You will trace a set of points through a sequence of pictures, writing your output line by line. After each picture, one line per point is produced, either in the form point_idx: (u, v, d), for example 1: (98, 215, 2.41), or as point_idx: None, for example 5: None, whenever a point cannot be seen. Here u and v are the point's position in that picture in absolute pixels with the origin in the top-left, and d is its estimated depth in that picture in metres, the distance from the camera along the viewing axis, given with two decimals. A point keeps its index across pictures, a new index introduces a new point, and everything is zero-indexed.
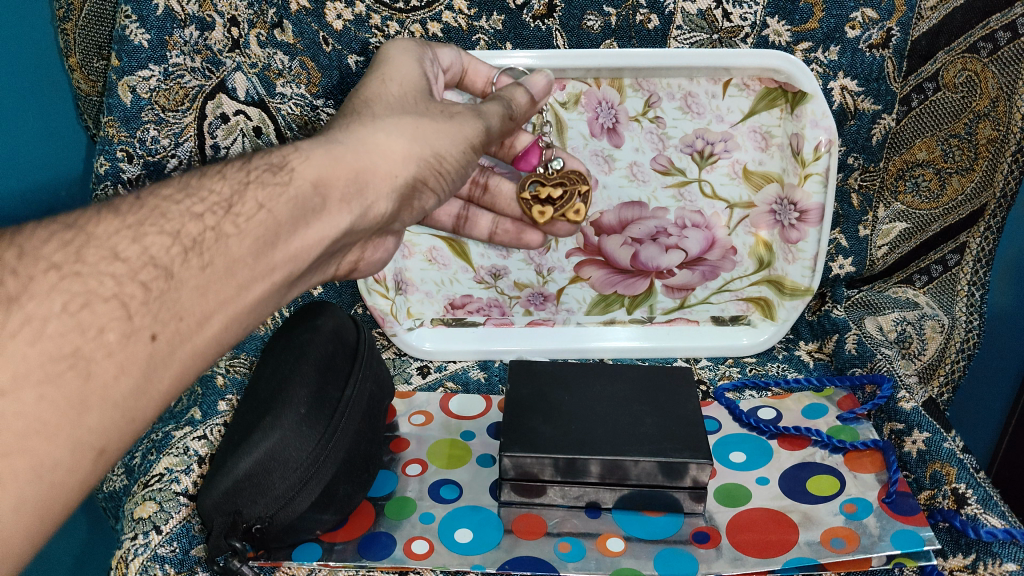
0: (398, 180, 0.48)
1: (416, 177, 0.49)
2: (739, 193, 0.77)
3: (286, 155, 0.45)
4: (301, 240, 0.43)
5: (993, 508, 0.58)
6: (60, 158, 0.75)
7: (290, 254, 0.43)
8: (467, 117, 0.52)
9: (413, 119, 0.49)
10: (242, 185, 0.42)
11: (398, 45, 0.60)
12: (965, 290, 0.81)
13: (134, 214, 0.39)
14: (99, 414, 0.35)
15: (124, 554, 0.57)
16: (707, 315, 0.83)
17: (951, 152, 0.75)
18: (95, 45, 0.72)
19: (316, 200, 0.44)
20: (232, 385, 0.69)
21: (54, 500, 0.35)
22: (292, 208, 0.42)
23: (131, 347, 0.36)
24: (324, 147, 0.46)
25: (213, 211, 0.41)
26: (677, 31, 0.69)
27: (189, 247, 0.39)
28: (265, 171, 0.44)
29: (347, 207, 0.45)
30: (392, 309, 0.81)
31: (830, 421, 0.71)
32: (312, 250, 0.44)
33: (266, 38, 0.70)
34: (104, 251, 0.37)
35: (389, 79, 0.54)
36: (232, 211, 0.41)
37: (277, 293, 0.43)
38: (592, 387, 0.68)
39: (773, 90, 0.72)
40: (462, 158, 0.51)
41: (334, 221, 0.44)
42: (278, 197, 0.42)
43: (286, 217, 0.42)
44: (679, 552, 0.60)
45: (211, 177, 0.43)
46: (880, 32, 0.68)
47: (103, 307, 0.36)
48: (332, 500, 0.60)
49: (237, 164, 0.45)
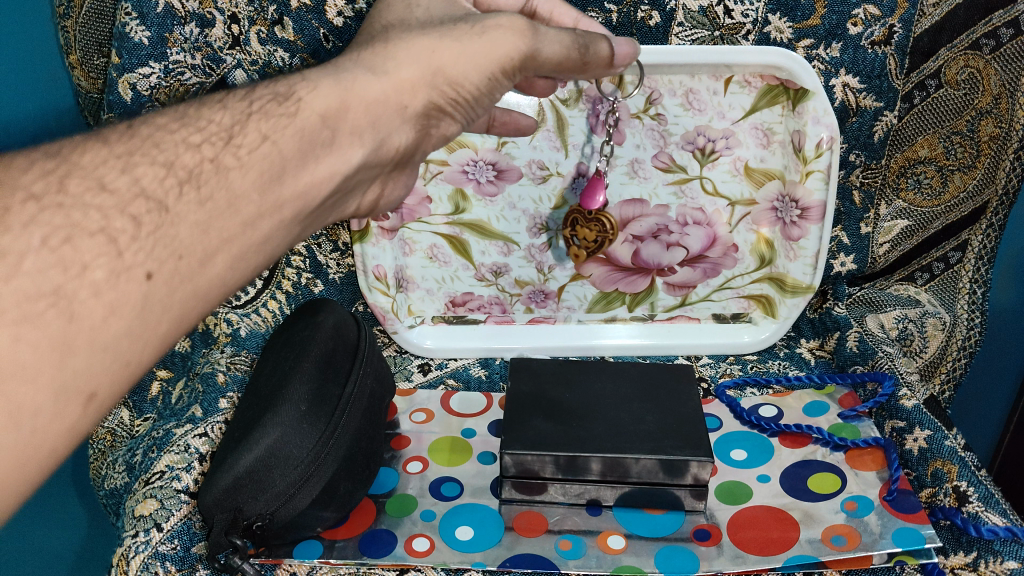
0: (407, 111, 0.47)
1: (430, 104, 0.48)
2: (739, 190, 0.77)
3: (293, 84, 0.45)
4: (309, 176, 0.43)
5: (994, 505, 0.58)
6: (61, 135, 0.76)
7: (297, 191, 0.42)
8: (504, 34, 0.49)
9: (428, 42, 0.47)
10: (245, 116, 0.42)
11: None
12: (965, 288, 0.81)
13: (124, 143, 0.39)
14: (85, 357, 0.34)
15: (125, 552, 0.57)
16: (708, 312, 0.83)
17: (953, 149, 0.74)
18: (96, 41, 0.72)
19: (326, 133, 0.43)
20: (232, 382, 0.69)
21: (36, 447, 0.33)
22: (298, 139, 0.42)
23: (123, 286, 0.35)
24: (333, 76, 0.45)
25: (212, 142, 0.41)
26: (677, 28, 0.69)
27: (184, 179, 0.38)
28: (270, 101, 0.43)
29: (359, 141, 0.45)
30: (392, 306, 0.81)
31: (831, 419, 0.71)
32: (322, 187, 0.44)
33: (267, 35, 0.69)
34: (89, 181, 0.36)
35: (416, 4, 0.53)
36: (233, 142, 0.41)
37: (288, 231, 0.43)
38: (592, 385, 0.68)
39: (774, 87, 0.72)
40: (484, 83, 0.49)
41: (344, 155, 0.45)
42: (284, 128, 0.42)
43: (293, 152, 0.42)
44: (679, 549, 0.60)
45: (210, 108, 0.43)
46: (882, 28, 0.68)
47: (88, 243, 0.35)
48: (332, 498, 0.60)
49: (240, 93, 0.45)
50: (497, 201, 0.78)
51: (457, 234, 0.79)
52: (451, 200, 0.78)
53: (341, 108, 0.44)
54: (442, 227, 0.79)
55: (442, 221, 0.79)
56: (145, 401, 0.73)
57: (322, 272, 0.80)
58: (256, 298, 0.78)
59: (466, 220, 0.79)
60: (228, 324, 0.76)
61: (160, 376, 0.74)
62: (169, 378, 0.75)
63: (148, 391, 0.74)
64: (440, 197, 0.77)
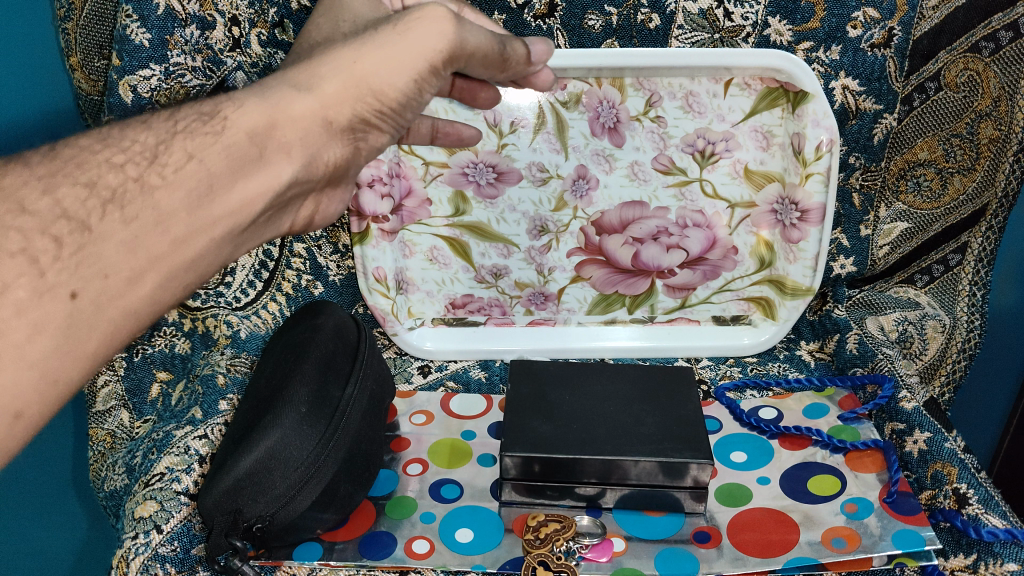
0: (333, 126, 0.41)
1: (357, 118, 0.42)
2: (739, 192, 0.77)
3: (220, 103, 0.40)
4: (242, 194, 0.38)
5: (994, 508, 0.58)
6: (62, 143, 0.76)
7: (231, 208, 0.38)
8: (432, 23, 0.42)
9: (351, 51, 0.41)
10: (170, 135, 0.38)
11: None
12: (965, 290, 0.80)
13: (45, 165, 0.35)
14: (9, 373, 0.31)
15: (124, 554, 0.57)
16: (708, 315, 0.83)
17: (953, 151, 0.74)
18: (97, 43, 0.72)
19: (254, 151, 0.39)
20: (232, 384, 0.69)
21: None
22: (228, 158, 0.38)
23: (46, 306, 0.32)
24: (260, 93, 0.40)
25: (136, 162, 0.37)
26: (678, 31, 0.69)
27: (106, 199, 0.35)
28: (195, 120, 0.39)
29: (289, 157, 0.40)
30: (392, 308, 0.81)
31: (831, 421, 0.71)
32: (254, 206, 0.39)
33: (267, 37, 0.71)
34: (7, 203, 0.33)
35: (341, 20, 0.50)
36: (158, 161, 0.37)
37: (224, 249, 0.39)
38: (592, 387, 0.68)
39: (774, 89, 0.72)
40: (411, 88, 0.43)
41: (277, 172, 0.40)
42: (211, 146, 0.38)
43: (222, 169, 0.38)
44: (679, 551, 0.60)
45: (134, 128, 0.39)
46: (882, 31, 0.68)
47: (7, 263, 0.32)
48: (332, 500, 0.60)
49: (165, 114, 0.41)
50: (498, 204, 0.78)
51: (457, 236, 0.79)
52: (451, 202, 0.78)
53: (270, 125, 0.39)
54: (442, 229, 0.79)
55: (442, 223, 0.79)
56: (145, 403, 0.74)
57: (322, 274, 0.80)
58: (256, 301, 0.78)
59: (466, 222, 0.79)
60: (228, 325, 0.75)
61: (160, 378, 0.74)
62: (169, 380, 0.74)
63: (148, 393, 0.74)
64: (440, 199, 0.78)
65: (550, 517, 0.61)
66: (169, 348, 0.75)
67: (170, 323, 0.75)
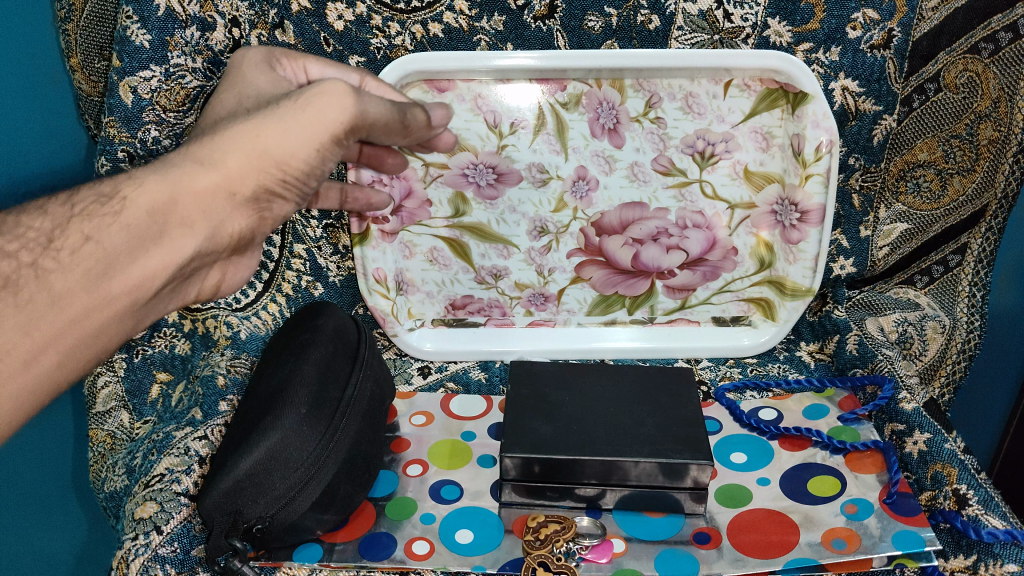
0: (237, 197, 0.43)
1: (260, 188, 0.44)
2: (739, 193, 0.77)
3: (119, 183, 0.42)
4: (140, 270, 0.42)
5: (994, 509, 0.58)
6: (63, 149, 0.75)
7: (129, 285, 0.42)
8: (333, 97, 0.44)
9: (253, 124, 0.43)
10: (66, 219, 0.41)
11: (247, 55, 0.56)
12: (965, 291, 0.80)
13: None
14: None
15: (124, 555, 0.57)
16: (708, 315, 0.83)
17: (953, 152, 0.75)
18: (97, 44, 0.73)
19: (155, 227, 0.42)
20: (233, 385, 0.69)
21: None
22: (126, 237, 0.41)
23: None
24: (160, 171, 0.42)
25: (30, 248, 0.40)
26: (677, 32, 0.69)
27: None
28: (93, 202, 0.42)
29: (191, 231, 0.43)
30: (392, 309, 0.81)
31: (831, 422, 0.71)
32: (154, 281, 0.42)
33: (267, 38, 0.70)
34: None
35: (245, 95, 0.52)
36: (51, 248, 0.40)
37: (127, 319, 0.43)
38: (592, 388, 0.68)
39: (774, 91, 0.72)
40: (315, 157, 0.44)
41: (176, 247, 0.43)
42: (107, 227, 0.41)
43: (117, 248, 0.41)
44: (679, 552, 0.60)
45: (31, 215, 0.42)
46: (881, 32, 0.68)
47: None
48: (333, 501, 0.60)
49: (65, 195, 0.43)
50: (497, 205, 0.78)
51: (457, 237, 0.79)
52: (451, 203, 0.78)
53: (170, 202, 0.42)
54: (442, 230, 0.79)
55: (442, 224, 0.79)
56: (145, 403, 0.73)
57: (322, 275, 0.80)
58: (256, 301, 0.78)
59: (466, 223, 0.79)
60: (228, 327, 0.76)
61: (159, 379, 0.74)
62: (169, 381, 0.74)
63: (148, 394, 0.73)
64: (440, 200, 0.78)
65: (550, 517, 0.62)
66: (169, 349, 0.74)
67: (170, 325, 0.74)
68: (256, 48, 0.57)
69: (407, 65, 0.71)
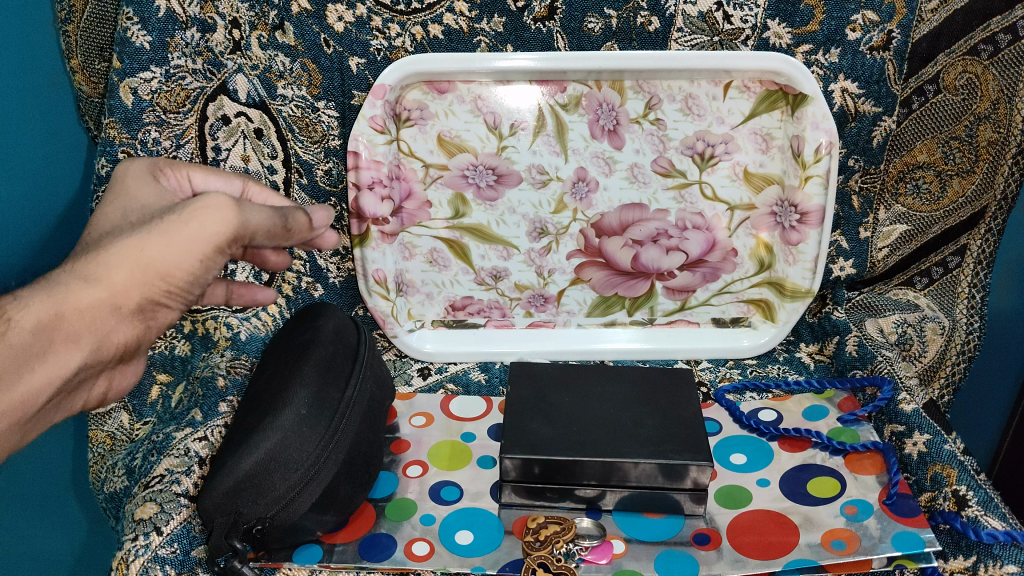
0: (121, 310, 0.48)
1: (145, 299, 0.49)
2: (739, 194, 0.77)
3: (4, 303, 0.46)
4: (26, 385, 0.46)
5: (994, 509, 0.58)
6: (63, 151, 0.76)
7: (17, 398, 0.46)
8: (215, 209, 0.49)
9: (137, 239, 0.47)
10: None
11: (131, 166, 0.60)
12: (965, 293, 0.80)
13: None
14: None
15: (124, 555, 0.57)
16: (708, 317, 0.83)
17: (952, 154, 0.75)
18: (98, 45, 0.74)
19: (38, 345, 0.46)
20: (233, 386, 0.69)
21: None
22: (12, 356, 0.45)
23: None
24: (45, 290, 0.46)
25: None
26: (677, 34, 0.70)
27: None
28: None
29: (76, 345, 0.47)
30: (392, 310, 0.81)
31: (831, 423, 0.71)
32: (42, 392, 0.47)
33: (267, 40, 0.70)
34: None
35: (131, 209, 0.56)
36: None
37: (17, 429, 0.47)
38: (592, 389, 0.68)
39: (774, 92, 0.73)
40: (198, 266, 0.49)
41: (62, 361, 0.47)
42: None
43: (7, 366, 0.45)
44: (678, 553, 0.60)
45: None
46: (881, 34, 0.69)
47: None
48: (332, 502, 0.60)
49: None
50: (497, 206, 0.78)
51: (457, 238, 0.79)
52: (451, 204, 0.78)
53: (55, 318, 0.46)
54: (442, 231, 0.79)
55: (442, 225, 0.79)
56: (145, 405, 0.73)
57: (321, 275, 0.80)
58: (256, 303, 0.78)
59: (466, 225, 0.79)
60: (228, 328, 0.75)
61: (160, 380, 0.74)
62: (169, 382, 0.74)
63: (148, 395, 0.73)
64: (440, 201, 0.78)
65: (550, 518, 0.62)
66: (170, 350, 0.75)
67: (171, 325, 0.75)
68: (141, 159, 0.61)
69: (407, 66, 0.71)
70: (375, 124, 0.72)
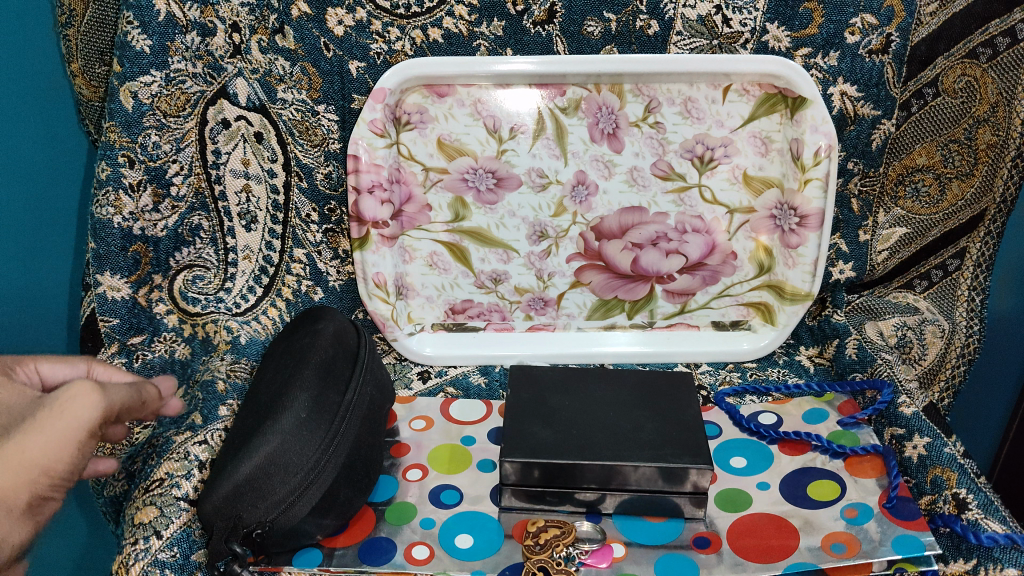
0: (13, 511, 0.43)
1: (37, 496, 0.44)
2: (739, 198, 0.77)
3: None
4: None
5: (994, 513, 0.58)
6: (60, 154, 0.78)
7: None
8: (83, 394, 0.46)
9: (10, 444, 0.43)
10: None
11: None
12: (966, 295, 0.79)
13: None
14: None
15: (124, 559, 0.57)
16: (708, 320, 0.83)
17: (951, 157, 0.75)
18: (99, 49, 0.73)
19: None
20: (232, 390, 0.69)
21: None
22: None
23: None
24: None
25: None
26: (677, 37, 0.70)
27: None
28: None
29: None
30: (392, 313, 0.80)
31: (831, 426, 0.71)
32: None
33: (267, 43, 0.70)
34: None
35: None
36: None
37: None
38: (591, 392, 0.68)
39: (773, 96, 0.73)
40: (77, 459, 0.45)
41: None
42: None
43: None
44: (679, 557, 0.60)
45: None
46: (879, 38, 0.69)
47: None
48: (332, 506, 0.60)
49: None
50: (497, 209, 0.78)
51: (457, 241, 0.79)
52: (451, 207, 0.78)
53: None
54: (442, 234, 0.79)
55: (441, 228, 0.79)
56: None
57: (321, 279, 0.80)
58: (256, 306, 0.78)
59: (466, 228, 0.79)
60: (228, 331, 0.74)
61: None
62: None
63: None
64: (440, 205, 0.78)
65: (551, 521, 0.62)
66: (169, 354, 0.75)
67: (170, 329, 0.76)
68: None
69: (407, 69, 0.71)
70: (375, 128, 0.72)
